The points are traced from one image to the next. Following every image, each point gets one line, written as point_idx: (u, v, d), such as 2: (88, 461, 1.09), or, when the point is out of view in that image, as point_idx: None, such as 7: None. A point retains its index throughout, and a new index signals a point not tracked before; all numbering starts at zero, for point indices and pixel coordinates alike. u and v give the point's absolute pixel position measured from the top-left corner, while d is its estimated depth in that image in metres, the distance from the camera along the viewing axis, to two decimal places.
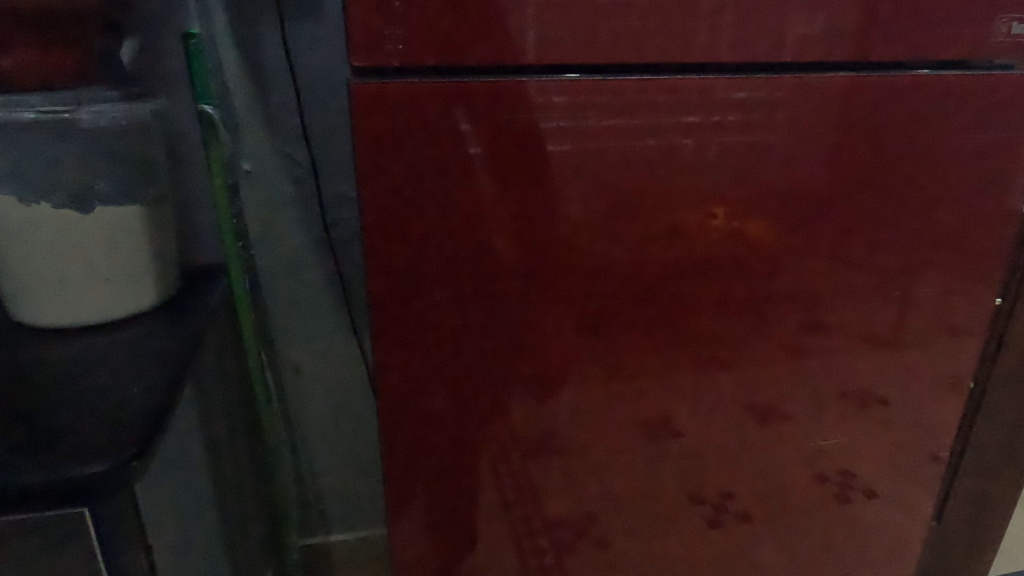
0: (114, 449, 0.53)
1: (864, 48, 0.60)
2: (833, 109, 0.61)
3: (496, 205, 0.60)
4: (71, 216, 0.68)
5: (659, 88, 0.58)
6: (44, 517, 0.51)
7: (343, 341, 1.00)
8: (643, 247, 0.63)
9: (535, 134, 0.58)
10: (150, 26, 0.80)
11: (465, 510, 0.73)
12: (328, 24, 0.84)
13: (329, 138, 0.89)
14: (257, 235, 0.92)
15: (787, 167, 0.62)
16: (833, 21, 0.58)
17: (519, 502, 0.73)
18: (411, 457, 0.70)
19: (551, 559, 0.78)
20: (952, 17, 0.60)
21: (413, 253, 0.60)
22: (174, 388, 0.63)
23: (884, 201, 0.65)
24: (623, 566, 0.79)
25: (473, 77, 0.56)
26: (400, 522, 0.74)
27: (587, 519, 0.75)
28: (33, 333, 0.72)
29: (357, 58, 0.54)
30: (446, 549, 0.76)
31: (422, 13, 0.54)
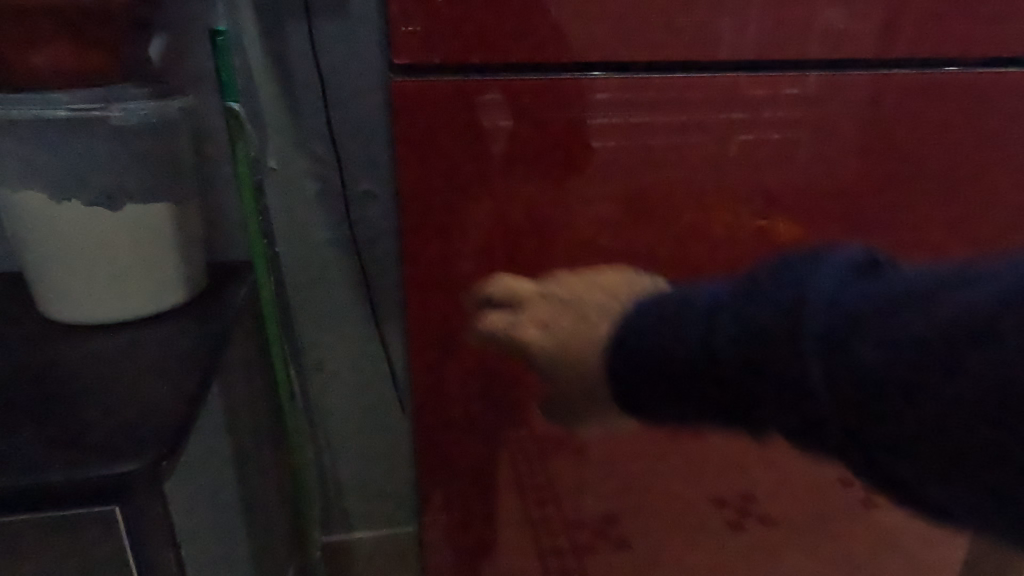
0: (143, 448, 0.53)
1: (908, 44, 0.58)
2: (871, 107, 0.59)
3: (527, 205, 0.60)
4: (102, 214, 0.69)
5: (692, 86, 0.57)
6: (77, 513, 0.51)
7: (368, 340, 1.00)
8: (672, 247, 0.64)
9: (567, 133, 0.58)
10: (178, 23, 0.81)
11: (492, 496, 0.78)
12: (355, 21, 0.84)
13: (355, 136, 0.89)
14: (283, 233, 0.92)
15: (823, 167, 0.62)
16: (878, 17, 0.57)
17: (546, 490, 0.78)
18: (445, 447, 0.75)
19: (581, 549, 0.83)
20: (1003, 11, 0.57)
21: (445, 250, 0.62)
22: (202, 386, 0.63)
23: (923, 204, 0.64)
24: (651, 556, 0.85)
25: (506, 76, 0.55)
26: (433, 510, 0.79)
27: (616, 510, 0.82)
28: (63, 329, 0.72)
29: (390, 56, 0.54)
30: (474, 534, 0.80)
31: (455, 10, 0.53)
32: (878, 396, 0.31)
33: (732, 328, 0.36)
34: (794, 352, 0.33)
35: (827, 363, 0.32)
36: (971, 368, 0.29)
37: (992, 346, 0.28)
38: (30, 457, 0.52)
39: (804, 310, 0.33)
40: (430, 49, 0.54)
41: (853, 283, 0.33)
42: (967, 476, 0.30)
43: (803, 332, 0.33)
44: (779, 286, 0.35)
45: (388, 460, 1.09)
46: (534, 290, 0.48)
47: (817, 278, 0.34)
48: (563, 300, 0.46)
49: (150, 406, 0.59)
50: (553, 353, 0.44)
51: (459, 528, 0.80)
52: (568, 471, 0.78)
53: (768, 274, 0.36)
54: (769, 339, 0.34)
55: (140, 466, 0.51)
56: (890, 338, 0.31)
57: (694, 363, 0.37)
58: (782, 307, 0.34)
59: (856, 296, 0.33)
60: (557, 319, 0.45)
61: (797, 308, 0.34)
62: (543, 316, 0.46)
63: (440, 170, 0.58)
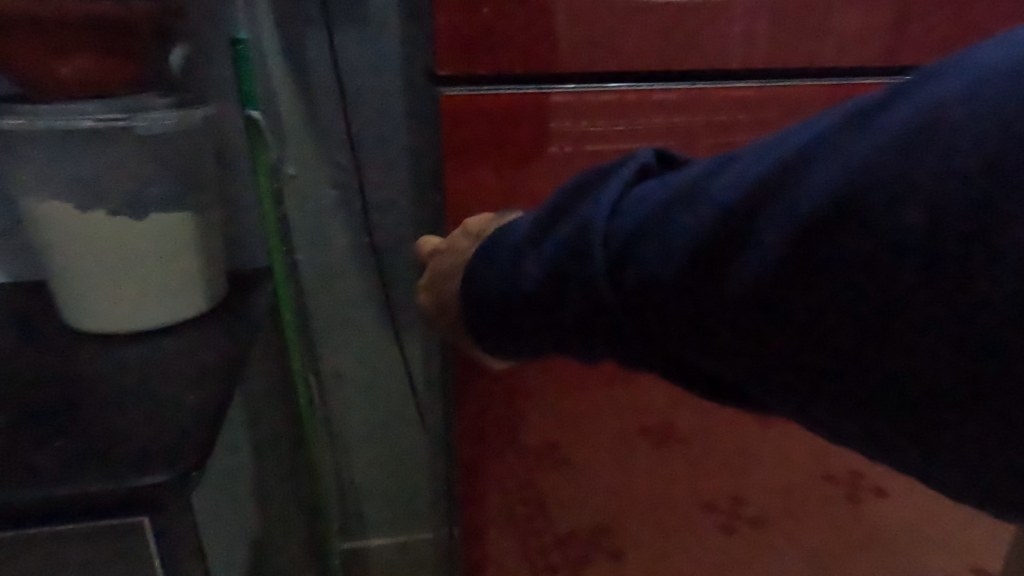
0: (174, 458, 0.53)
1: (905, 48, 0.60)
2: None
3: None
4: (127, 224, 0.69)
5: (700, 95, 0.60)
6: (108, 524, 0.51)
7: (385, 347, 1.00)
8: None
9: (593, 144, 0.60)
10: (199, 31, 0.81)
11: (509, 504, 0.78)
12: (373, 29, 0.84)
13: (374, 144, 0.89)
14: (301, 239, 0.92)
15: None
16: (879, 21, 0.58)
17: (566, 501, 0.78)
18: (467, 458, 0.75)
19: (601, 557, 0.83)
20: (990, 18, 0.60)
21: None
22: (229, 395, 0.63)
23: None
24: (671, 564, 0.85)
25: (523, 87, 0.57)
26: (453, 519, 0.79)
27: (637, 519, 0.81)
28: (87, 338, 0.72)
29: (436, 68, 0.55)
30: (494, 544, 0.80)
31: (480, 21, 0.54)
32: (681, 301, 0.33)
33: (534, 272, 0.37)
34: (590, 274, 0.35)
35: (627, 277, 0.34)
36: (730, 245, 0.31)
37: (743, 227, 0.31)
38: (61, 467, 0.52)
39: (589, 235, 0.35)
40: (460, 59, 0.54)
41: (624, 193, 0.36)
42: (779, 365, 0.32)
43: (595, 257, 0.35)
44: (573, 219, 0.37)
45: (402, 466, 1.08)
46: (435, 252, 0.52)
47: (594, 201, 0.37)
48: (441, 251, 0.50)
49: (177, 416, 0.59)
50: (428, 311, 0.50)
51: (479, 537, 0.79)
52: (588, 479, 0.77)
53: (563, 203, 0.39)
54: (565, 268, 0.36)
55: (170, 477, 0.51)
56: (664, 241, 0.33)
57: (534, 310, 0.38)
58: (574, 230, 0.36)
59: (629, 205, 0.35)
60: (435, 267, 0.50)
61: (585, 233, 0.35)
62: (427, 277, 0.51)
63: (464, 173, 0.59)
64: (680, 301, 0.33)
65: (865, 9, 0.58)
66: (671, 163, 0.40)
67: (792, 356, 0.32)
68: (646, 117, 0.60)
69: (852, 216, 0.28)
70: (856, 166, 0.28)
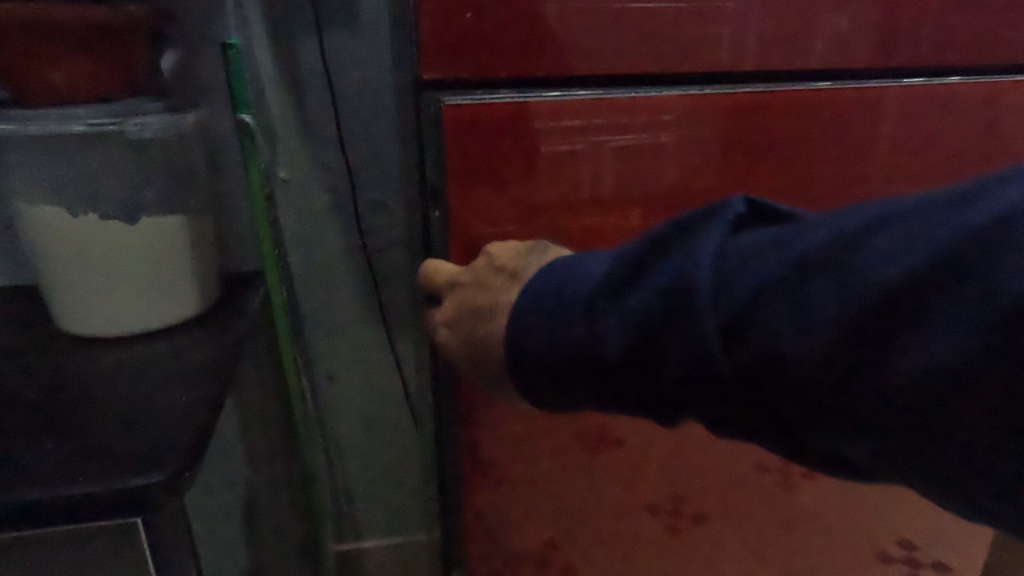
0: (165, 460, 0.53)
1: (901, 50, 0.59)
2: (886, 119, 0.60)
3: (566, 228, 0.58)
4: (119, 227, 0.69)
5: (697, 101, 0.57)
6: (100, 525, 0.51)
7: (379, 348, 1.00)
8: None
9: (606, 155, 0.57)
10: (190, 35, 0.81)
11: None
12: (363, 33, 0.84)
13: (365, 147, 0.89)
14: (294, 242, 0.93)
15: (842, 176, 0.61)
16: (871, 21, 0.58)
17: None
18: None
19: None
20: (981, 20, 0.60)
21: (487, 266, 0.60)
22: (221, 398, 0.63)
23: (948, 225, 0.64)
24: None
25: (514, 92, 0.54)
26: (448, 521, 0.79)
27: None
28: (79, 341, 0.73)
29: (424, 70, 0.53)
30: None
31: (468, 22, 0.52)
32: (779, 378, 0.33)
33: (615, 324, 0.37)
34: (682, 331, 0.34)
35: (731, 343, 0.34)
36: (847, 334, 0.31)
37: (870, 320, 0.30)
38: (54, 470, 0.52)
39: (686, 288, 0.34)
40: (448, 62, 0.53)
41: (728, 244, 0.35)
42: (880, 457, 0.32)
43: (704, 324, 0.34)
44: (663, 269, 0.36)
45: (395, 467, 1.09)
46: (453, 281, 0.49)
47: (693, 249, 0.36)
48: (472, 288, 0.47)
49: (169, 419, 0.59)
50: (457, 347, 0.47)
51: None
52: None
53: (653, 254, 0.37)
54: (652, 322, 0.36)
55: (163, 478, 0.51)
56: (771, 315, 0.32)
57: (619, 362, 0.38)
58: (668, 280, 0.35)
59: (732, 268, 0.34)
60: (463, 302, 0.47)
61: (686, 296, 0.34)
62: (452, 311, 0.48)
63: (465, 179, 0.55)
64: (779, 377, 0.33)
65: (858, 9, 0.57)
66: (762, 212, 0.38)
67: (899, 451, 0.31)
68: (659, 131, 0.57)
69: (995, 344, 0.27)
70: (999, 290, 0.27)
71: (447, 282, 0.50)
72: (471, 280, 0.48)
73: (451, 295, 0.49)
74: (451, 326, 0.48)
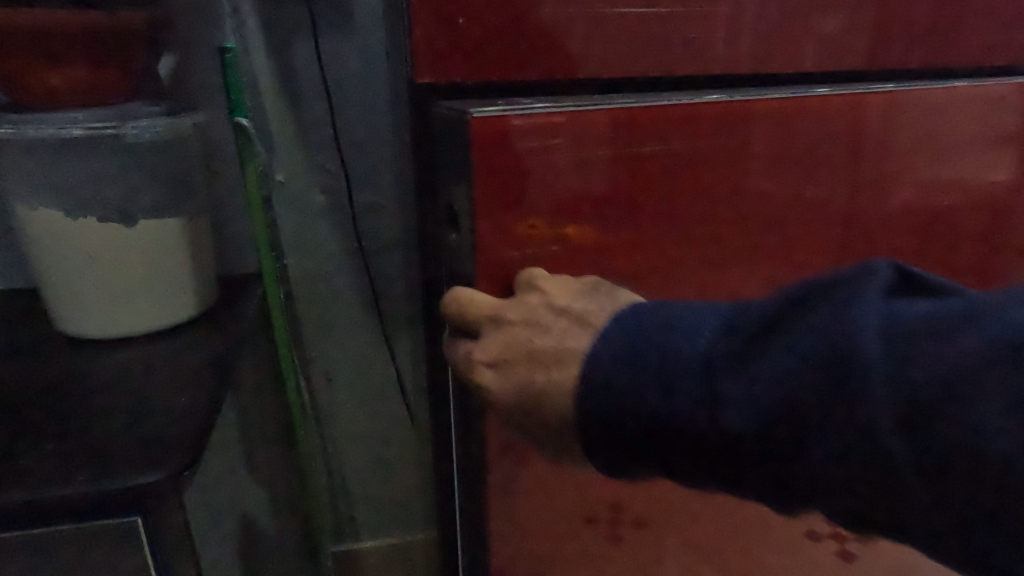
0: (164, 459, 0.54)
1: (885, 54, 0.60)
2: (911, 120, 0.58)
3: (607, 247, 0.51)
4: (117, 230, 0.70)
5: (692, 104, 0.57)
6: (100, 525, 0.52)
7: (376, 349, 1.01)
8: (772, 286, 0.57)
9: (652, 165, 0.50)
10: (187, 40, 0.82)
11: None
12: (359, 37, 0.85)
13: (361, 150, 0.90)
14: (291, 244, 0.93)
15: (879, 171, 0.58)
16: (857, 25, 0.59)
17: None
18: None
19: None
20: (963, 24, 0.61)
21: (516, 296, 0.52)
22: (219, 398, 0.64)
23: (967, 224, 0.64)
24: None
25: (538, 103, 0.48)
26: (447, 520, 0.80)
27: None
28: (78, 343, 0.73)
29: (420, 76, 0.50)
30: None
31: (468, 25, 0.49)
32: (959, 476, 0.31)
33: (754, 392, 0.35)
34: (845, 414, 0.32)
35: (906, 434, 0.31)
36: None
37: None
38: (53, 470, 0.53)
39: (854, 362, 0.32)
40: (446, 68, 0.50)
41: (896, 317, 0.33)
42: None
43: (863, 396, 0.32)
44: (820, 337, 0.34)
45: (391, 467, 1.09)
46: (498, 317, 0.46)
47: (859, 316, 0.33)
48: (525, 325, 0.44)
49: (167, 420, 0.59)
50: (511, 397, 0.44)
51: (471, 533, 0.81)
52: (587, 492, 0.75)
53: (800, 312, 0.36)
54: (807, 397, 0.34)
55: (161, 477, 0.52)
56: (959, 410, 0.30)
57: (753, 437, 0.35)
58: (828, 355, 0.33)
59: (901, 336, 0.32)
60: (513, 345, 0.44)
61: (844, 363, 0.32)
62: (500, 353, 0.45)
63: (499, 194, 0.47)
64: (957, 478, 0.31)
65: (844, 14, 0.58)
66: (910, 281, 0.37)
67: None
68: (699, 135, 0.51)
69: None
70: None
71: (488, 317, 0.46)
72: (525, 321, 0.45)
73: (496, 335, 0.46)
74: (500, 368, 0.45)
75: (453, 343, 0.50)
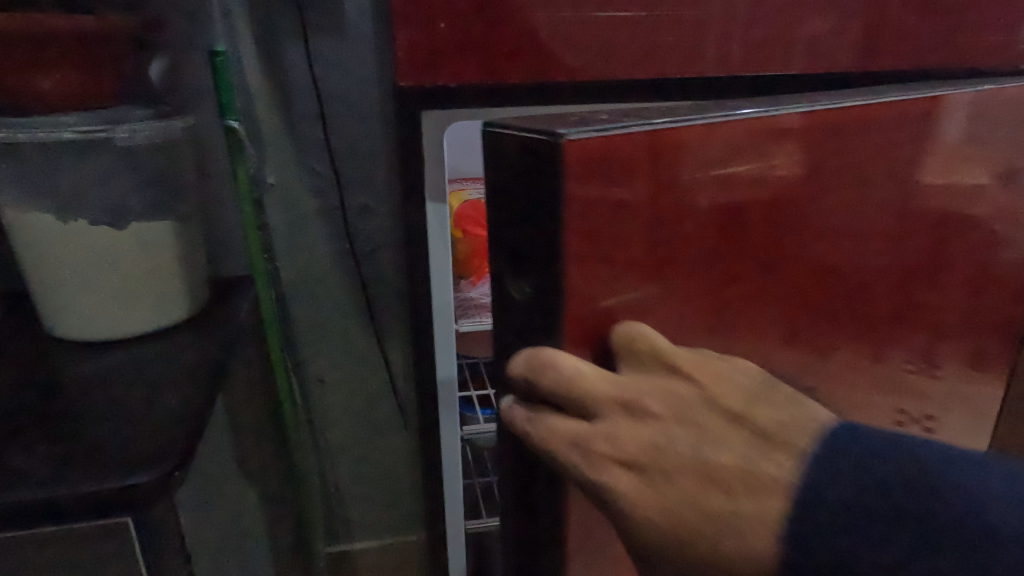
0: (156, 459, 0.54)
1: None
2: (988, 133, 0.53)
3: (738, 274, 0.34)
4: (108, 233, 0.70)
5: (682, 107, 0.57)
6: (91, 524, 0.52)
7: (368, 350, 1.02)
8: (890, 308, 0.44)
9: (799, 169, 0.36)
10: (178, 44, 0.83)
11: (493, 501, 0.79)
12: (349, 40, 0.86)
13: (352, 152, 0.90)
14: (283, 247, 0.94)
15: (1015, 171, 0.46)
16: None
17: None
18: None
19: None
20: None
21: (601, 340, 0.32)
22: (210, 400, 0.64)
23: None
24: None
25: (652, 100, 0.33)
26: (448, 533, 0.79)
27: None
28: (69, 346, 0.74)
29: (403, 78, 0.50)
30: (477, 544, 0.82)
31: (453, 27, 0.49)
32: None
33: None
34: None
35: None
36: None
37: None
38: (45, 472, 0.53)
39: None
40: (429, 70, 0.50)
41: None
42: None
43: None
44: None
45: (383, 468, 1.10)
46: (643, 402, 0.30)
47: None
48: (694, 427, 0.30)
49: (158, 421, 0.60)
50: (651, 520, 0.30)
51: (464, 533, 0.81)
52: None
53: None
54: None
55: (153, 477, 0.52)
56: None
57: None
58: None
59: None
60: (662, 448, 0.30)
61: None
62: (641, 453, 0.30)
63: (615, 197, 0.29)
64: None
65: None
66: None
67: None
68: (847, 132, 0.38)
69: None
70: None
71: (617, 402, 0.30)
72: (680, 416, 0.30)
73: (632, 428, 0.30)
74: (639, 473, 0.30)
75: (541, 423, 0.32)
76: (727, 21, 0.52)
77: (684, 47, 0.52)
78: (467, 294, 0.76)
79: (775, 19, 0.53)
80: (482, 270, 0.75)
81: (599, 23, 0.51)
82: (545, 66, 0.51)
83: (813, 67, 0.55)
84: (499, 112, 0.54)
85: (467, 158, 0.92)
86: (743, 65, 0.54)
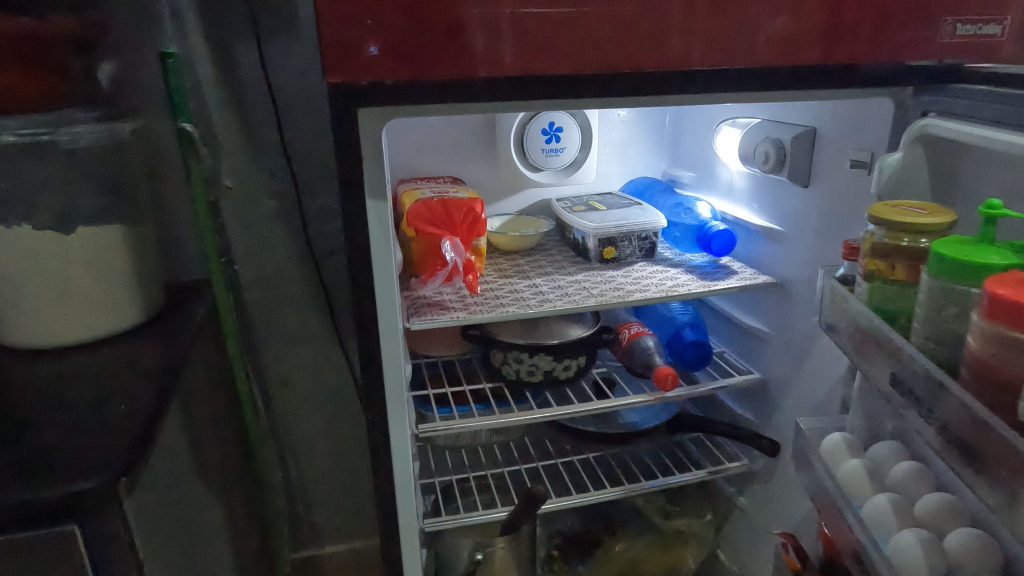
0: (104, 465, 0.53)
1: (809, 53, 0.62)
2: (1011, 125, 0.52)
3: None
4: (54, 236, 0.69)
5: (620, 104, 0.57)
6: (35, 535, 0.51)
7: (330, 352, 1.01)
8: None
9: None
10: (127, 45, 0.82)
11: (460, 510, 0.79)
12: (304, 39, 0.85)
13: (308, 155, 0.90)
14: (241, 248, 0.93)
15: None
16: None
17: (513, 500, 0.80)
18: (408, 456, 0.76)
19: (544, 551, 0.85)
20: None
21: None
22: (161, 404, 0.63)
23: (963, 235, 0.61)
24: None
25: None
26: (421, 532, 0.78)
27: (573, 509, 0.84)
28: (16, 352, 0.72)
29: (332, 75, 0.50)
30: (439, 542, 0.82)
31: (379, 21, 0.48)
32: None
33: None
34: None
35: None
36: None
37: None
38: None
39: None
40: (353, 66, 0.50)
41: None
42: None
43: None
44: None
45: (350, 471, 1.09)
46: None
47: None
48: None
49: (106, 426, 0.59)
50: None
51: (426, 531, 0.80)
52: None
53: None
54: None
55: (100, 482, 0.51)
56: None
57: None
58: None
59: None
60: None
61: None
62: None
63: None
64: None
65: None
66: None
67: None
68: None
69: None
70: None
71: None
72: None
73: None
74: None
75: None
76: (668, 22, 0.53)
77: (624, 48, 0.53)
78: (419, 293, 0.76)
79: (714, 19, 0.54)
80: (434, 269, 0.74)
81: (531, 23, 0.51)
82: (472, 67, 0.51)
83: (751, 65, 0.56)
84: (435, 109, 0.54)
85: (422, 160, 0.93)
86: (684, 65, 0.55)
